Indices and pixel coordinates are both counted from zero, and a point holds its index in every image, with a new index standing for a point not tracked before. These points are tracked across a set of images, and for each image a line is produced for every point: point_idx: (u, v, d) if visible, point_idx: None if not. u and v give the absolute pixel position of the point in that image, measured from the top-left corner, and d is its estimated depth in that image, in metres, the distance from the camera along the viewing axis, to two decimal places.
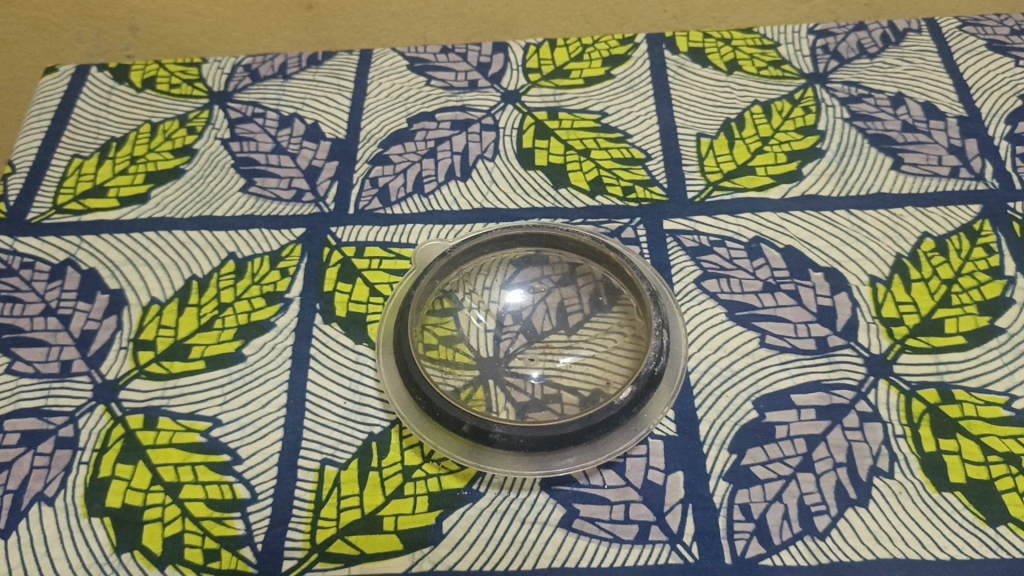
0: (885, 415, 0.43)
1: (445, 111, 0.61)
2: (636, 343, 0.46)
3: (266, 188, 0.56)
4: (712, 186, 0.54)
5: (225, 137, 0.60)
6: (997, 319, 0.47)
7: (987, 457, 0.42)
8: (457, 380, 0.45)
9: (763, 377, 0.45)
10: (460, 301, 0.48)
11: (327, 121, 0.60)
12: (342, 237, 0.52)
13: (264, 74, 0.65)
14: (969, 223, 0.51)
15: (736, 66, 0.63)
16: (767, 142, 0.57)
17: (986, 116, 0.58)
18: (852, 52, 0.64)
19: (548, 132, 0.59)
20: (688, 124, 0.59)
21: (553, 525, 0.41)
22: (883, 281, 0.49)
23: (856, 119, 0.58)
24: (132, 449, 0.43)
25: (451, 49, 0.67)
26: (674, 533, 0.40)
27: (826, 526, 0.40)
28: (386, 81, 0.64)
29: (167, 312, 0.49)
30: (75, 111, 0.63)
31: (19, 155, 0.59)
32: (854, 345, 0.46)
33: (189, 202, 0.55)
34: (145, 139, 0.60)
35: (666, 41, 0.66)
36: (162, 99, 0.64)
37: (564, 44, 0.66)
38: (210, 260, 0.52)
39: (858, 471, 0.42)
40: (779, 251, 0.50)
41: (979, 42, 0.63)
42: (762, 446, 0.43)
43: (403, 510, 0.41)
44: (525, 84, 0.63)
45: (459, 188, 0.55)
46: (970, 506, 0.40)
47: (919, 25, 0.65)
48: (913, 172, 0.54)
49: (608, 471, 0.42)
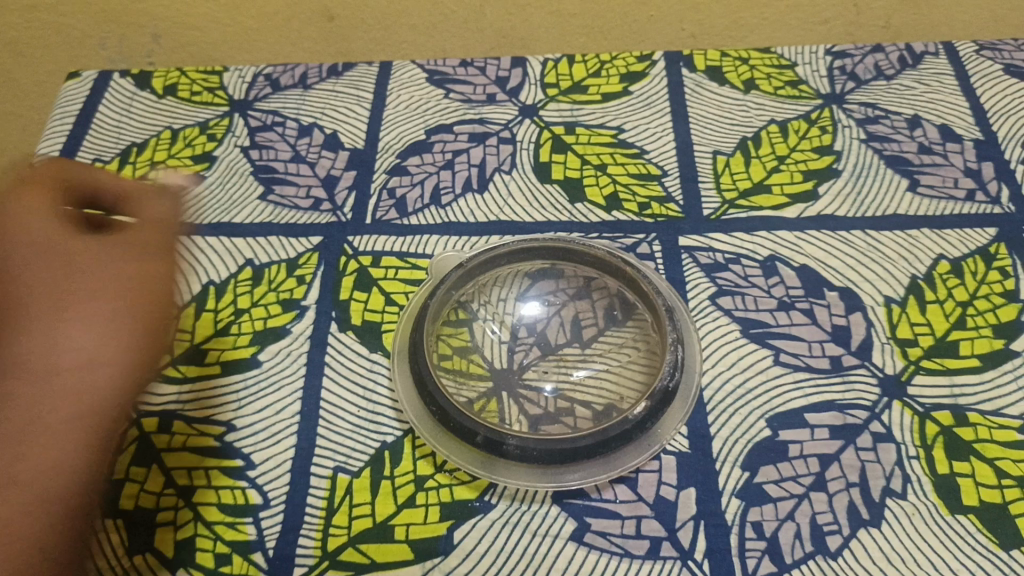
0: (898, 436, 0.43)
1: (463, 124, 0.61)
2: (651, 357, 0.46)
3: (286, 196, 0.56)
4: (728, 204, 0.55)
5: (246, 144, 0.60)
6: (1012, 343, 0.47)
7: (1001, 480, 0.42)
8: (471, 391, 0.45)
9: (776, 395, 0.45)
10: (475, 312, 0.48)
11: (346, 131, 0.61)
12: (359, 246, 0.53)
13: (285, 83, 0.65)
14: (985, 246, 0.51)
15: (753, 85, 0.63)
16: (783, 161, 0.57)
17: (1003, 140, 0.58)
18: (870, 74, 0.64)
19: (565, 146, 0.59)
20: (705, 141, 0.59)
21: (564, 538, 0.41)
22: (898, 302, 0.49)
23: (872, 140, 0.58)
24: (147, 451, 0.44)
25: (470, 62, 0.67)
26: (685, 549, 0.40)
27: (838, 546, 0.40)
28: (406, 93, 0.64)
29: (184, 316, 0.49)
30: (97, 115, 0.63)
31: (41, 158, 0.60)
32: (868, 365, 0.46)
33: (208, 208, 0.56)
34: (166, 145, 0.61)
35: (684, 59, 0.66)
36: (183, 106, 0.64)
37: (583, 60, 0.66)
38: (227, 266, 0.52)
39: (870, 492, 0.41)
40: (794, 269, 0.50)
41: (997, 67, 0.63)
42: (774, 464, 0.43)
43: (415, 519, 0.41)
44: (543, 99, 0.63)
45: (476, 200, 0.55)
46: (983, 529, 0.40)
47: (936, 49, 0.65)
48: (929, 194, 0.54)
49: (619, 485, 0.42)
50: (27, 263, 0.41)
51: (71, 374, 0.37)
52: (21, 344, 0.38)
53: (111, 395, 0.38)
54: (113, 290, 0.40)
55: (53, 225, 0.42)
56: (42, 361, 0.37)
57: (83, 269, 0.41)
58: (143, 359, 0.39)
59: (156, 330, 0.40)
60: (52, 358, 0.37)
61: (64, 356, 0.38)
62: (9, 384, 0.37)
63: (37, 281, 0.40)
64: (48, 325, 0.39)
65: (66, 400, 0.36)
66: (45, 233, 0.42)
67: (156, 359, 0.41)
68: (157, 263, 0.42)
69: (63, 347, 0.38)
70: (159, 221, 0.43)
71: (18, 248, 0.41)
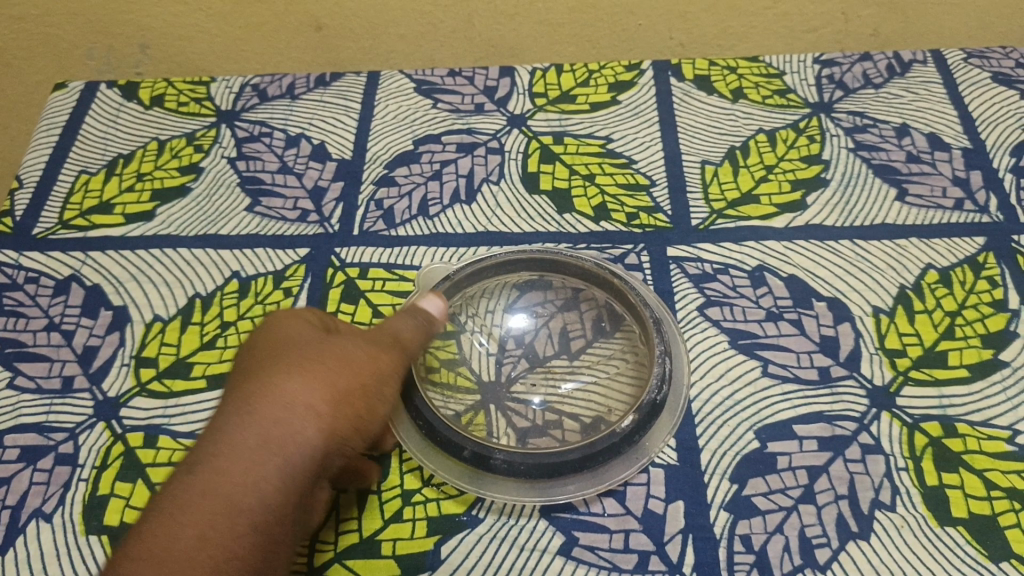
0: (887, 447, 0.43)
1: (451, 135, 0.61)
2: (639, 369, 0.46)
3: (273, 208, 0.56)
4: (716, 214, 0.54)
5: (232, 155, 0.60)
6: (1000, 353, 0.47)
7: (990, 492, 0.42)
8: (458, 404, 0.45)
9: (765, 407, 0.45)
10: (462, 324, 0.48)
11: (333, 141, 0.61)
12: (346, 257, 0.53)
13: (272, 93, 0.65)
14: (974, 255, 0.51)
15: (742, 94, 0.63)
16: (772, 171, 0.57)
17: (990, 148, 0.58)
18: (858, 82, 0.64)
19: (553, 156, 0.59)
20: (694, 150, 0.59)
21: (552, 552, 0.40)
22: (886, 312, 0.49)
23: (861, 149, 0.58)
24: (132, 466, 0.43)
25: (458, 71, 0.67)
26: (673, 563, 0.40)
27: (827, 559, 0.40)
28: (394, 103, 0.64)
29: (170, 329, 0.49)
30: (83, 126, 0.63)
31: (26, 170, 0.60)
32: (856, 376, 0.46)
33: (195, 219, 0.55)
34: (152, 156, 0.61)
35: (673, 69, 0.65)
36: (170, 117, 0.64)
37: (571, 69, 0.66)
38: (214, 278, 0.52)
39: (859, 504, 0.41)
40: (782, 279, 0.50)
41: (985, 75, 0.63)
42: (763, 476, 0.42)
43: (402, 534, 0.41)
44: (531, 109, 0.63)
45: (463, 211, 0.55)
46: (972, 541, 0.40)
47: (924, 57, 0.65)
48: (917, 204, 0.54)
49: (608, 499, 0.42)
50: (278, 345, 0.40)
51: (300, 452, 0.34)
52: (237, 416, 0.35)
53: (307, 465, 0.35)
54: (338, 388, 0.37)
55: (311, 332, 0.41)
56: (269, 431, 0.34)
57: (327, 365, 0.37)
58: (346, 446, 0.37)
59: (380, 427, 0.40)
60: (277, 433, 0.34)
61: (298, 435, 0.35)
62: (222, 450, 0.34)
63: (286, 379, 0.36)
64: (282, 404, 0.35)
65: (272, 482, 0.33)
66: (311, 336, 0.40)
67: (357, 447, 0.38)
68: (378, 362, 0.39)
69: (293, 425, 0.35)
70: (395, 343, 0.41)
71: (285, 350, 0.39)
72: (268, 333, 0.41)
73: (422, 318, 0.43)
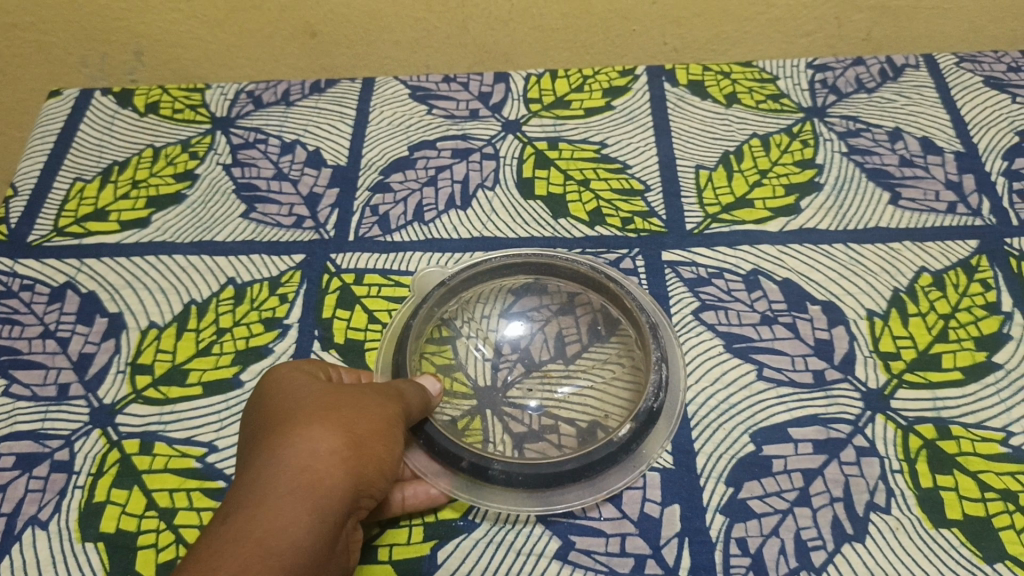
0: (882, 450, 0.43)
1: (446, 140, 0.61)
2: (635, 374, 0.46)
3: (268, 214, 0.56)
4: (710, 218, 0.55)
5: (228, 162, 0.60)
6: (993, 355, 0.47)
7: (984, 493, 0.42)
8: (455, 409, 0.45)
9: (760, 410, 0.45)
10: (458, 329, 0.49)
11: (328, 147, 0.61)
12: (341, 263, 0.53)
13: (267, 100, 0.65)
14: (967, 258, 0.52)
15: (735, 99, 0.64)
16: (766, 175, 0.57)
17: (983, 151, 0.58)
18: (851, 87, 0.64)
19: (548, 162, 0.59)
20: (688, 155, 0.59)
21: (549, 557, 0.40)
22: (880, 315, 0.49)
23: (854, 153, 0.58)
24: (128, 473, 0.43)
25: (453, 77, 0.67)
26: (669, 567, 0.40)
27: (823, 562, 0.40)
28: (389, 109, 0.64)
29: (166, 336, 0.49)
30: (78, 134, 0.63)
31: (21, 178, 0.60)
32: (851, 379, 0.46)
33: (190, 226, 0.56)
34: (147, 163, 0.61)
35: (666, 73, 0.66)
36: (165, 124, 0.64)
37: (565, 75, 0.66)
38: (209, 285, 0.52)
39: (854, 506, 0.41)
40: (777, 283, 0.51)
41: (977, 79, 0.63)
42: (758, 479, 0.43)
43: (399, 540, 0.41)
44: (526, 114, 0.63)
45: (459, 217, 0.55)
46: (967, 543, 0.40)
47: (917, 61, 0.65)
48: (910, 207, 0.55)
49: (604, 503, 0.42)
50: (284, 400, 0.38)
51: (330, 500, 0.33)
52: (261, 466, 0.33)
53: (334, 514, 0.33)
54: (356, 436, 0.36)
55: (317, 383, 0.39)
56: (301, 477, 0.33)
57: (341, 415, 0.36)
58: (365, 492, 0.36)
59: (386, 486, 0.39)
60: (309, 480, 0.33)
61: (327, 482, 0.33)
62: (259, 499, 0.32)
63: (307, 426, 0.35)
64: (308, 450, 0.34)
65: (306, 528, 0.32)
66: (317, 388, 0.39)
67: (365, 504, 0.37)
68: (388, 411, 0.38)
69: (320, 472, 0.33)
70: (401, 398, 0.40)
71: (295, 401, 0.37)
72: (272, 388, 0.39)
73: (420, 384, 0.42)
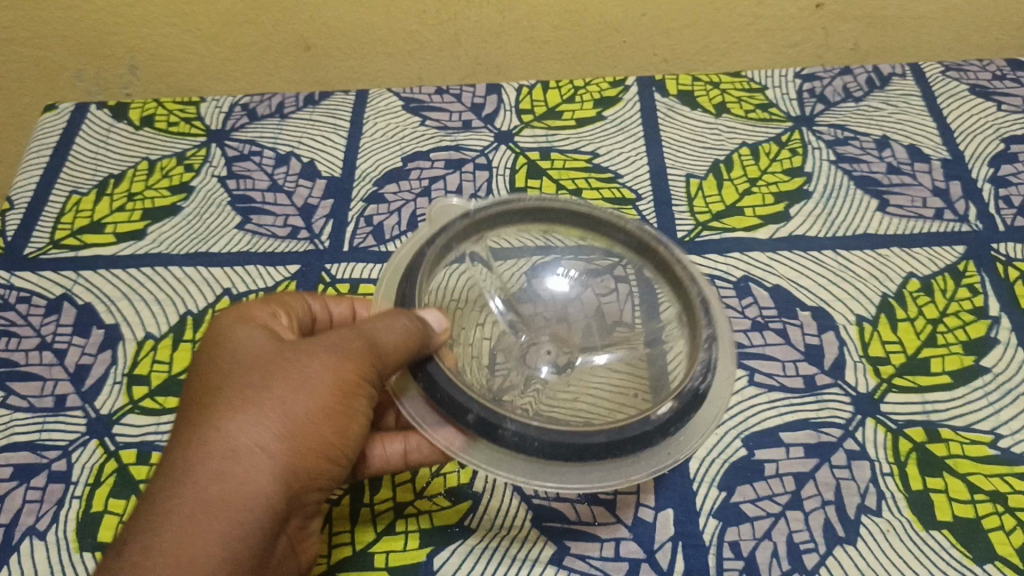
0: (872, 453, 0.44)
1: (439, 151, 0.62)
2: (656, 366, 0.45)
3: (263, 225, 0.56)
4: (701, 226, 0.55)
5: (223, 174, 0.61)
6: (981, 359, 0.47)
7: (973, 494, 0.42)
8: None
9: (752, 415, 0.46)
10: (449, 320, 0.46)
11: (323, 159, 0.61)
12: (336, 273, 0.53)
13: (262, 113, 0.66)
14: (954, 263, 0.52)
15: (724, 108, 0.64)
16: (755, 183, 0.58)
17: (969, 158, 0.59)
18: (838, 96, 0.65)
19: (540, 172, 0.60)
20: (679, 164, 0.60)
21: (544, 562, 0.41)
22: (870, 320, 0.50)
23: (842, 161, 0.59)
24: (125, 484, 0.44)
25: (445, 89, 0.68)
26: (663, 570, 0.40)
27: (815, 564, 0.40)
28: (382, 120, 0.65)
29: (162, 346, 0.50)
30: (73, 147, 0.64)
31: (18, 191, 0.60)
32: (841, 384, 0.47)
33: (186, 237, 0.56)
34: (143, 176, 0.61)
35: (656, 84, 0.67)
36: (160, 137, 0.64)
37: (557, 86, 0.67)
38: (205, 295, 0.52)
39: (846, 509, 0.42)
40: (767, 290, 0.51)
41: (962, 87, 0.64)
42: (751, 483, 0.43)
43: (395, 546, 0.41)
44: (518, 125, 0.64)
45: None
46: (957, 543, 0.41)
47: (903, 70, 0.66)
48: (898, 214, 0.55)
49: (599, 508, 0.42)
50: (220, 370, 0.38)
51: (252, 500, 0.34)
52: (177, 473, 0.34)
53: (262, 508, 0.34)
54: (285, 423, 0.36)
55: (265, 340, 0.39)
56: (217, 481, 0.34)
57: (277, 397, 0.36)
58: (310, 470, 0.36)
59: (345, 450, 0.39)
60: (226, 483, 0.34)
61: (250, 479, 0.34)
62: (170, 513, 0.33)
63: (230, 418, 0.35)
64: (229, 448, 0.34)
65: (221, 540, 0.33)
66: (262, 347, 0.38)
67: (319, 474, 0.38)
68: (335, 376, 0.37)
69: (239, 472, 0.34)
70: (371, 350, 0.38)
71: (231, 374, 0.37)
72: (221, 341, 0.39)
73: (412, 318, 0.39)
